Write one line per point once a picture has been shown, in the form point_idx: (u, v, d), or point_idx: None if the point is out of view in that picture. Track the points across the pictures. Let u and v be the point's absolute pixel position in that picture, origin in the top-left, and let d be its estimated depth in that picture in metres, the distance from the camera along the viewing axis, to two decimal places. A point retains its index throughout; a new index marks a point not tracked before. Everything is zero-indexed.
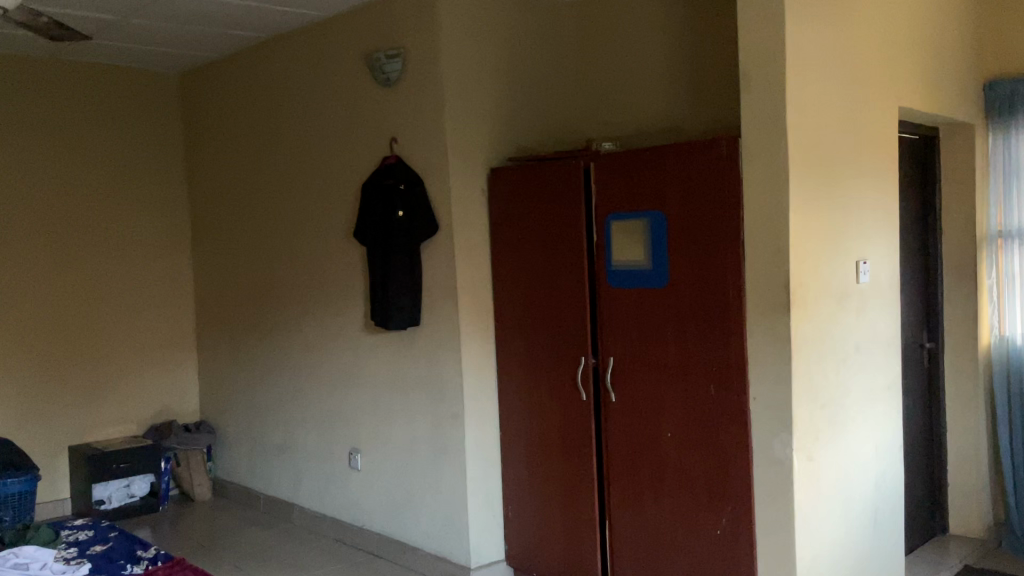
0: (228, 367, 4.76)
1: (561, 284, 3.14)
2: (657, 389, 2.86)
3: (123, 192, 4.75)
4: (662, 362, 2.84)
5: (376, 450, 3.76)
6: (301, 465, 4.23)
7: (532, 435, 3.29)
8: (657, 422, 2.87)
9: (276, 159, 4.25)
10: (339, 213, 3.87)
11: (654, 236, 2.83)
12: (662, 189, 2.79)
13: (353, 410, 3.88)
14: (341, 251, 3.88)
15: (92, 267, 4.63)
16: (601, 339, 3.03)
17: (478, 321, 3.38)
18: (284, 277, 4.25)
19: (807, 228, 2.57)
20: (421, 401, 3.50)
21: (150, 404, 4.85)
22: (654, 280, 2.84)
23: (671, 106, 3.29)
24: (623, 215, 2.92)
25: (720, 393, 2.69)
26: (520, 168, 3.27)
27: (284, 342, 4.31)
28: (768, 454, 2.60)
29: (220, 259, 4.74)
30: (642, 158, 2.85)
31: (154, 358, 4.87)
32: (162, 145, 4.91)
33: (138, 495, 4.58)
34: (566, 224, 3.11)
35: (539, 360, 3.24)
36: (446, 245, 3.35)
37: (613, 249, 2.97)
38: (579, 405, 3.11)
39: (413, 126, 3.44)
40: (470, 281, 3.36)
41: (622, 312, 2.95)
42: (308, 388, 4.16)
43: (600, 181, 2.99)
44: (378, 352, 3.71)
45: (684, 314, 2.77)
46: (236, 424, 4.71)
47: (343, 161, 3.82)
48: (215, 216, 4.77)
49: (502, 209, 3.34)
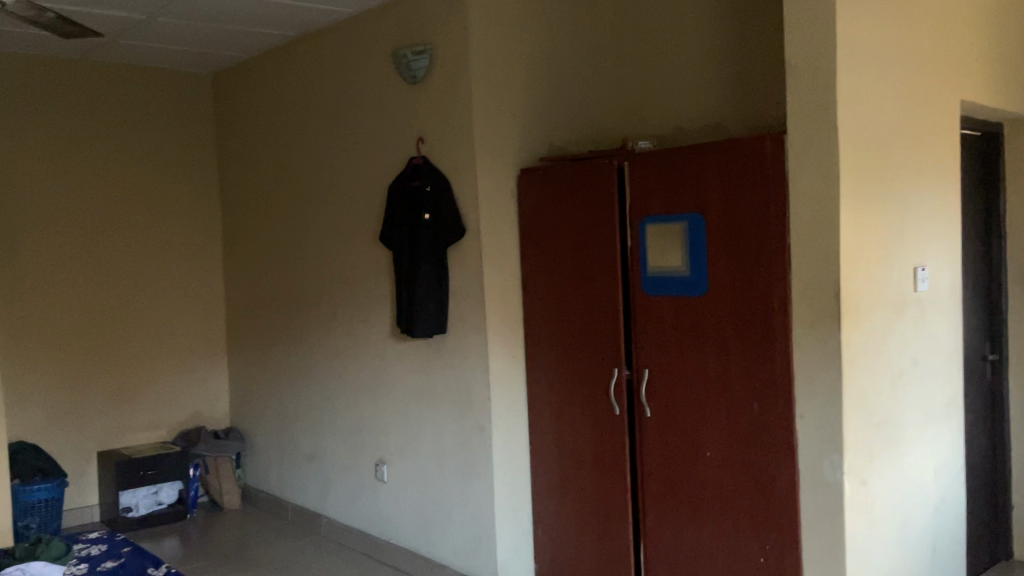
0: (257, 372, 4.67)
1: (594, 291, 2.96)
2: (696, 404, 2.67)
3: (153, 195, 4.69)
4: (701, 375, 2.65)
5: (404, 462, 3.62)
6: (329, 475, 4.11)
7: (563, 449, 3.12)
8: (695, 439, 2.68)
9: (304, 160, 4.15)
10: (366, 216, 3.75)
11: (692, 240, 2.65)
12: (702, 190, 2.61)
13: (380, 420, 3.74)
14: (368, 255, 3.75)
15: (121, 271, 4.58)
16: (636, 349, 2.85)
17: (508, 329, 3.23)
18: (313, 282, 4.14)
19: (860, 232, 2.36)
20: (449, 412, 3.35)
21: (181, 409, 4.79)
22: (693, 287, 2.65)
23: (711, 102, 3.09)
24: (660, 217, 2.74)
25: (763, 410, 2.50)
26: (551, 168, 3.10)
27: (312, 348, 4.20)
28: (817, 478, 2.39)
29: (250, 262, 4.66)
30: (680, 158, 2.67)
31: (185, 362, 4.81)
32: (193, 146, 4.84)
33: (166, 502, 4.49)
34: (599, 228, 2.93)
35: (571, 372, 3.07)
36: (474, 249, 3.19)
37: (649, 254, 2.79)
38: (612, 420, 2.93)
39: (440, 124, 3.30)
40: (498, 287, 3.20)
41: (658, 320, 2.77)
42: (336, 396, 4.05)
43: (635, 182, 2.81)
44: (405, 360, 3.58)
45: (725, 324, 2.58)
46: (265, 430, 4.61)
47: (370, 161, 3.70)
48: (245, 218, 4.68)
49: (533, 212, 3.18)
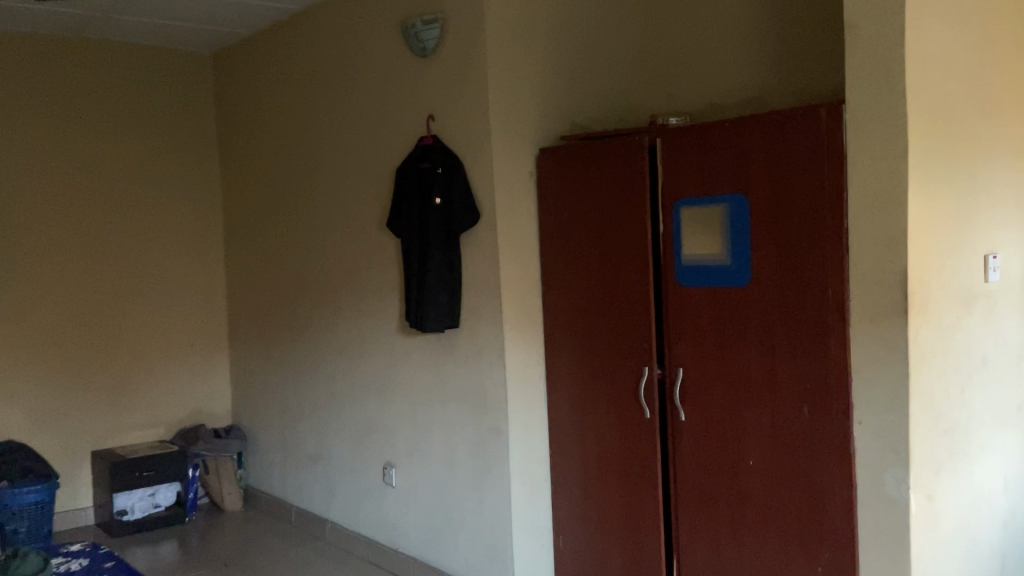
0: (259, 368, 4.42)
1: (622, 282, 2.69)
2: (737, 409, 2.40)
3: (150, 180, 4.45)
4: (743, 376, 2.38)
5: (413, 466, 3.37)
6: (334, 478, 3.86)
7: (587, 455, 2.86)
8: (736, 447, 2.41)
9: (308, 143, 3.89)
10: (373, 202, 3.49)
11: (734, 225, 2.37)
12: (746, 169, 2.34)
13: (388, 421, 3.49)
14: (375, 244, 3.49)
15: (116, 261, 4.34)
16: (668, 346, 2.58)
17: (526, 323, 2.96)
18: (317, 272, 3.89)
19: (929, 215, 2.08)
20: (462, 413, 3.09)
21: (179, 405, 4.56)
22: (734, 278, 2.38)
23: (753, 74, 2.81)
24: (697, 199, 2.46)
25: (815, 416, 2.23)
26: (574, 147, 2.83)
27: (316, 343, 3.96)
28: (877, 493, 2.12)
29: (252, 251, 4.41)
30: (720, 133, 2.39)
31: (183, 357, 4.57)
32: (192, 129, 4.60)
33: (163, 505, 4.26)
34: (628, 212, 2.66)
35: (596, 370, 2.80)
36: (489, 235, 2.92)
37: (683, 241, 2.51)
38: (641, 423, 2.66)
39: (452, 100, 3.03)
40: (516, 277, 2.94)
41: (693, 315, 2.49)
42: (341, 394, 3.80)
43: (668, 161, 2.53)
44: (415, 357, 3.32)
45: (771, 319, 2.31)
46: (268, 429, 4.37)
47: (377, 142, 3.43)
48: (247, 205, 4.43)
49: (553, 195, 2.91)
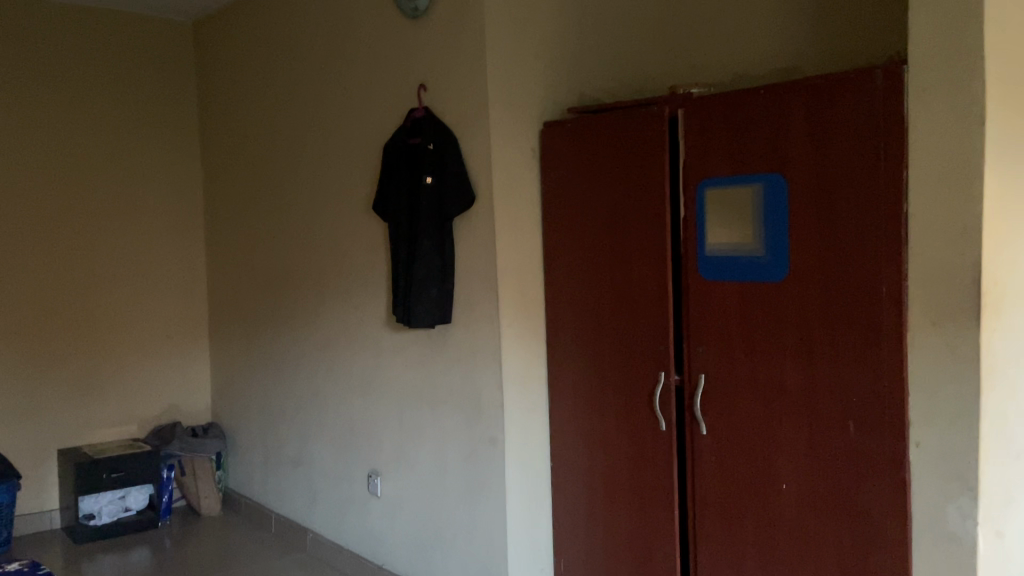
0: (240, 362, 4.11)
1: (635, 275, 2.36)
2: (769, 424, 2.07)
3: (124, 159, 4.12)
4: (777, 386, 2.05)
5: (399, 476, 3.05)
6: (316, 484, 3.54)
7: (593, 470, 2.53)
8: (768, 469, 2.08)
9: (291, 119, 3.56)
10: (359, 183, 3.16)
11: (769, 208, 2.04)
12: (785, 143, 2.00)
13: (373, 425, 3.17)
14: (361, 229, 3.16)
15: (86, 245, 4.02)
16: (688, 349, 2.24)
17: (526, 319, 2.63)
18: (301, 258, 3.56)
19: (1007, 197, 1.73)
20: (453, 418, 2.76)
21: (155, 401, 4.24)
22: (768, 272, 2.04)
23: (787, 37, 2.47)
24: (724, 179, 2.12)
25: (863, 436, 1.90)
26: (583, 120, 2.49)
27: (298, 336, 3.63)
28: (936, 529, 1.79)
29: (234, 236, 4.09)
30: (754, 102, 2.05)
31: (159, 349, 4.25)
32: (172, 105, 4.28)
33: (134, 509, 3.97)
34: (643, 194, 2.32)
35: (605, 374, 2.47)
36: (485, 219, 2.59)
37: (708, 227, 2.17)
38: (655, 437, 2.33)
39: (446, 67, 2.69)
40: (514, 266, 2.60)
41: (717, 314, 2.15)
42: (323, 394, 3.48)
43: (691, 134, 2.19)
44: (403, 356, 2.99)
45: (811, 320, 1.97)
46: (248, 428, 4.06)
47: (364, 116, 3.10)
48: (228, 185, 4.11)
49: (558, 175, 2.57)
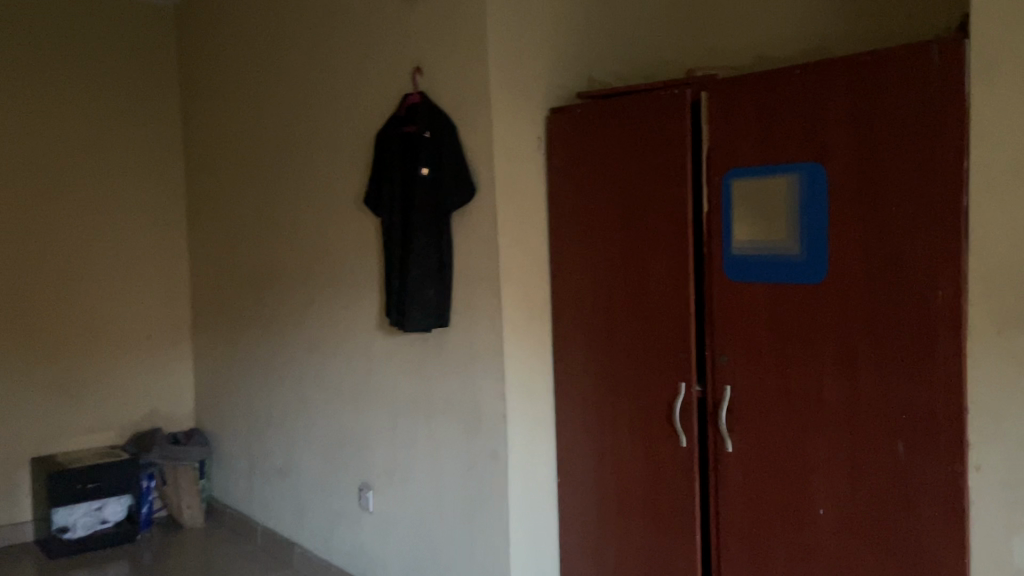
0: (224, 365, 3.88)
1: (652, 276, 2.15)
2: (805, 442, 1.86)
3: (101, 150, 3.89)
4: (814, 400, 1.84)
5: (393, 491, 2.83)
6: (304, 497, 3.32)
7: (605, 488, 2.32)
8: (802, 492, 1.87)
9: (277, 108, 3.34)
10: (350, 176, 2.94)
11: (806, 201, 1.83)
12: (825, 128, 1.79)
13: (365, 435, 2.95)
14: (352, 224, 2.94)
15: (61, 242, 3.79)
16: (711, 358, 2.03)
17: (531, 322, 2.42)
18: (288, 256, 3.34)
19: None
20: (451, 429, 2.55)
21: (135, 407, 4.02)
22: (804, 273, 1.83)
23: (817, 15, 2.26)
24: (754, 170, 1.91)
25: (913, 458, 1.70)
26: (594, 105, 2.28)
27: (285, 339, 3.41)
28: (1000, 563, 1.59)
29: (217, 231, 3.86)
30: (791, 83, 1.84)
31: (139, 351, 4.03)
32: (152, 94, 4.04)
33: (111, 521, 3.72)
34: (663, 187, 2.11)
35: (618, 384, 2.25)
36: (487, 214, 2.37)
37: (735, 223, 1.95)
38: (675, 454, 2.12)
39: (443, 48, 2.48)
40: (518, 265, 2.38)
41: (746, 319, 1.94)
42: (311, 401, 3.26)
43: (717, 120, 1.98)
44: (396, 362, 2.77)
45: (853, 327, 1.77)
46: (233, 435, 3.84)
47: (354, 103, 2.88)
48: (212, 178, 3.88)
49: (567, 166, 2.36)
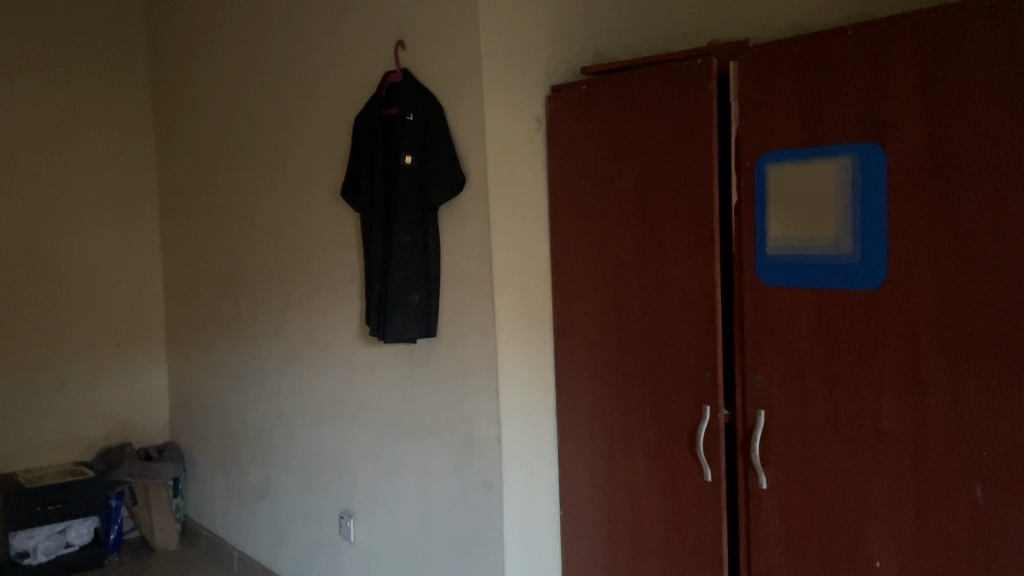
0: (199, 374, 3.58)
1: (671, 280, 1.84)
2: (857, 480, 1.55)
3: (64, 142, 3.59)
4: (870, 430, 1.53)
5: (375, 520, 2.52)
6: (282, 522, 3.02)
7: (616, 525, 2.01)
8: (854, 539, 1.57)
9: (250, 94, 3.04)
10: (327, 168, 2.63)
11: (858, 190, 1.51)
12: (884, 101, 1.48)
13: (344, 456, 2.64)
14: (330, 221, 2.64)
15: (22, 241, 3.49)
16: (741, 377, 1.72)
17: (529, 332, 2.11)
18: (263, 255, 3.04)
19: None
20: (438, 454, 2.23)
21: (103, 420, 3.72)
22: (857, 277, 1.52)
23: None
24: (794, 153, 1.60)
25: (995, 503, 1.38)
26: (600, 81, 1.97)
27: (261, 347, 3.11)
28: None
29: (191, 229, 3.56)
30: (841, 47, 1.53)
31: (108, 359, 3.73)
32: (121, 82, 3.75)
33: (76, 544, 3.42)
34: (683, 176, 1.80)
35: (631, 404, 1.94)
36: (477, 208, 2.05)
37: (771, 217, 1.64)
38: (698, 489, 1.81)
39: (427, 19, 2.16)
40: (514, 267, 2.07)
41: (784, 332, 1.63)
42: (288, 416, 2.96)
43: (749, 93, 1.67)
44: (378, 376, 2.46)
45: (919, 343, 1.45)
46: (208, 451, 3.53)
47: (331, 84, 2.57)
48: (185, 171, 3.59)
49: (571, 153, 2.05)
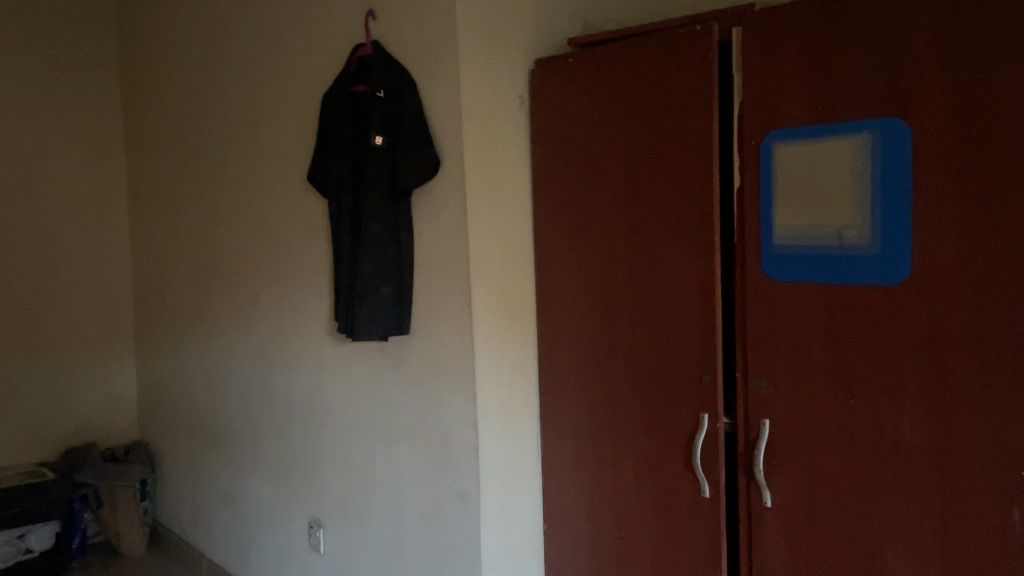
0: (167, 370, 3.40)
1: (666, 272, 1.65)
2: (874, 501, 1.37)
3: (25, 123, 3.38)
4: (889, 444, 1.35)
5: (345, 532, 2.34)
6: (251, 529, 2.84)
7: (604, 542, 1.83)
8: (871, 567, 1.39)
9: (219, 73, 2.84)
10: (295, 150, 2.44)
11: (879, 172, 1.33)
12: (910, 70, 1.29)
13: (314, 461, 2.46)
14: (299, 208, 2.45)
15: None
16: (743, 382, 1.54)
17: (509, 330, 1.92)
18: (232, 245, 2.86)
19: None
20: (411, 462, 2.05)
21: (68, 418, 3.53)
22: (876, 271, 1.34)
23: None
24: (806, 129, 1.41)
25: None
26: (589, 52, 1.78)
27: (229, 343, 2.92)
28: None
29: (160, 217, 3.37)
30: (859, 8, 1.34)
31: (73, 354, 3.54)
32: (87, 61, 3.55)
33: (36, 550, 3.24)
34: (681, 158, 1.61)
35: (620, 409, 1.76)
36: (453, 194, 1.86)
37: (778, 203, 1.46)
38: (694, 505, 1.64)
39: None
40: (494, 259, 1.89)
41: (792, 332, 1.45)
42: (257, 417, 2.77)
43: (754, 63, 1.48)
44: (348, 376, 2.28)
45: (948, 347, 1.27)
46: (177, 452, 3.35)
47: (300, 60, 2.37)
48: (153, 156, 3.40)
49: (556, 133, 1.87)
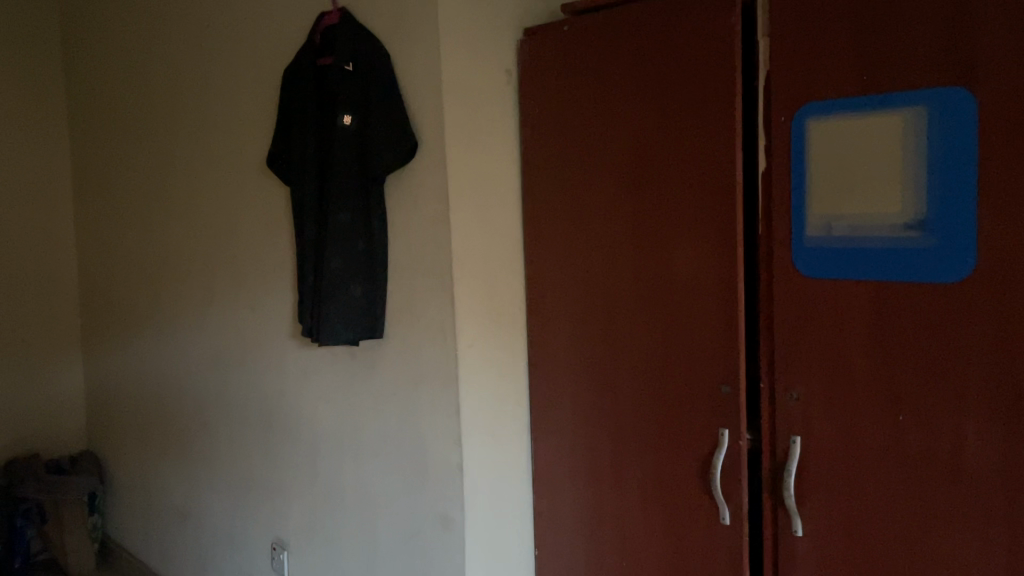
0: (116, 375, 3.14)
1: (677, 269, 1.46)
2: (926, 534, 1.19)
3: None
4: (945, 470, 1.17)
5: (311, 556, 2.12)
6: (208, 548, 2.60)
7: (603, 571, 1.64)
8: None
9: (170, 50, 2.58)
10: (254, 133, 2.21)
11: (936, 152, 1.14)
12: (975, 35, 1.10)
13: (277, 476, 2.23)
14: (258, 198, 2.21)
15: None
16: (770, 394, 1.35)
17: (496, 333, 1.72)
18: (185, 240, 2.61)
19: None
20: (385, 480, 1.84)
21: (8, 427, 3.25)
22: (932, 268, 1.15)
23: None
24: (847, 103, 1.22)
25: None
26: (587, 20, 1.57)
27: (183, 346, 2.68)
28: None
29: (107, 209, 3.11)
30: None
31: (14, 358, 3.26)
32: (27, 37, 3.25)
33: None
34: (696, 139, 1.42)
35: (624, 423, 1.57)
36: (432, 181, 1.64)
37: (812, 189, 1.27)
38: (710, 532, 1.45)
39: None
40: (479, 254, 1.68)
41: (829, 339, 1.26)
42: (213, 426, 2.54)
43: (784, 29, 1.28)
44: (313, 383, 2.06)
45: (1020, 357, 1.09)
46: (128, 462, 3.10)
47: (260, 33, 2.13)
48: (99, 142, 3.12)
49: (548, 112, 1.66)
